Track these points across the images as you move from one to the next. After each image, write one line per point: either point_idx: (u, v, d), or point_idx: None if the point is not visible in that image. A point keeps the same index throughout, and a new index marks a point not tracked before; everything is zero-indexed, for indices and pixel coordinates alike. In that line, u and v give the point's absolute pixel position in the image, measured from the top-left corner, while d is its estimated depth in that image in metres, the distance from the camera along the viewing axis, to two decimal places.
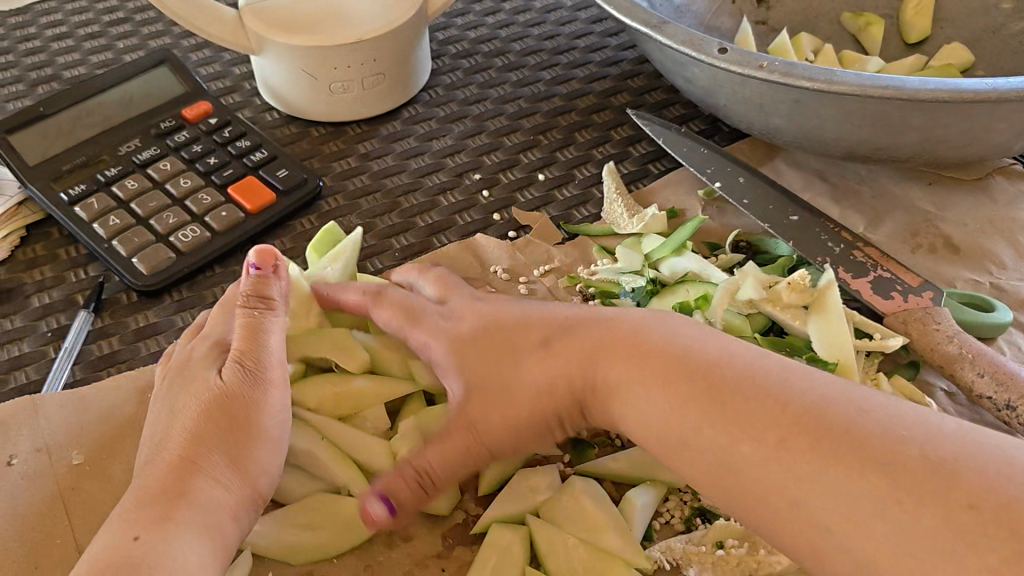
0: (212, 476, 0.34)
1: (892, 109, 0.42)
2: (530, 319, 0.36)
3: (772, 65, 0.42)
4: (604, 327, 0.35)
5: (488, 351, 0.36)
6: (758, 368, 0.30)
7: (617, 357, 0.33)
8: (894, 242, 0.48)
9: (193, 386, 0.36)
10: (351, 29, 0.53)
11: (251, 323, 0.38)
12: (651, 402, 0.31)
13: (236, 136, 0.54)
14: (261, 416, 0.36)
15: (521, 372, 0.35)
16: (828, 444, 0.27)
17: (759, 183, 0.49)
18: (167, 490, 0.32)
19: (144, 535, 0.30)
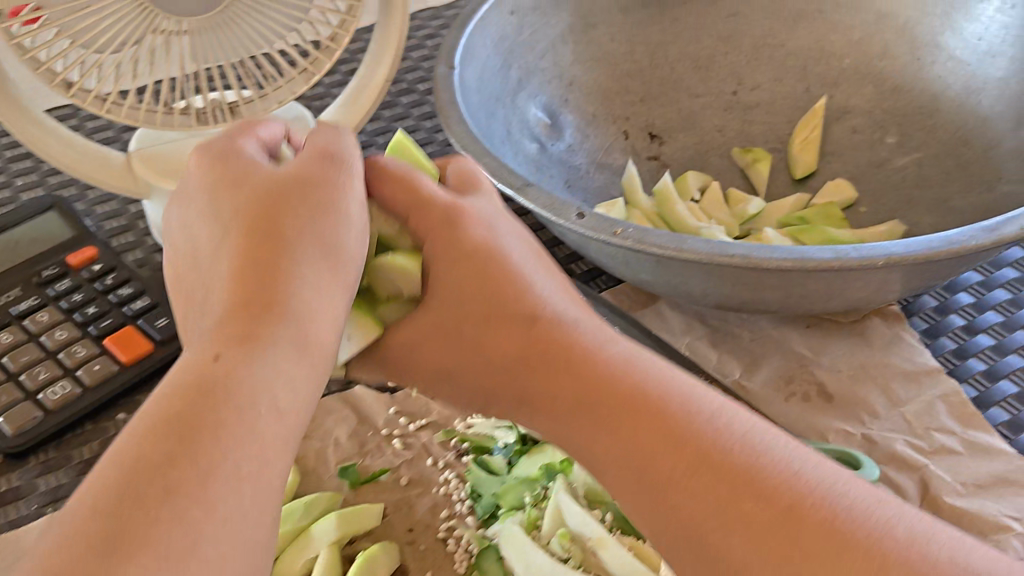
0: (312, 275, 0.28)
1: (746, 274, 0.42)
2: (503, 274, 0.32)
3: (625, 231, 0.42)
4: (580, 331, 0.32)
5: (459, 318, 0.32)
6: (728, 442, 0.29)
7: (578, 374, 0.31)
8: (767, 390, 0.49)
9: (268, 189, 0.30)
10: None
11: (324, 145, 0.32)
12: (659, 454, 0.29)
13: (119, 283, 0.55)
14: (347, 239, 0.30)
15: (488, 342, 0.32)
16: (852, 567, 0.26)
17: (633, 333, 0.49)
18: (255, 302, 0.27)
19: (222, 354, 0.26)
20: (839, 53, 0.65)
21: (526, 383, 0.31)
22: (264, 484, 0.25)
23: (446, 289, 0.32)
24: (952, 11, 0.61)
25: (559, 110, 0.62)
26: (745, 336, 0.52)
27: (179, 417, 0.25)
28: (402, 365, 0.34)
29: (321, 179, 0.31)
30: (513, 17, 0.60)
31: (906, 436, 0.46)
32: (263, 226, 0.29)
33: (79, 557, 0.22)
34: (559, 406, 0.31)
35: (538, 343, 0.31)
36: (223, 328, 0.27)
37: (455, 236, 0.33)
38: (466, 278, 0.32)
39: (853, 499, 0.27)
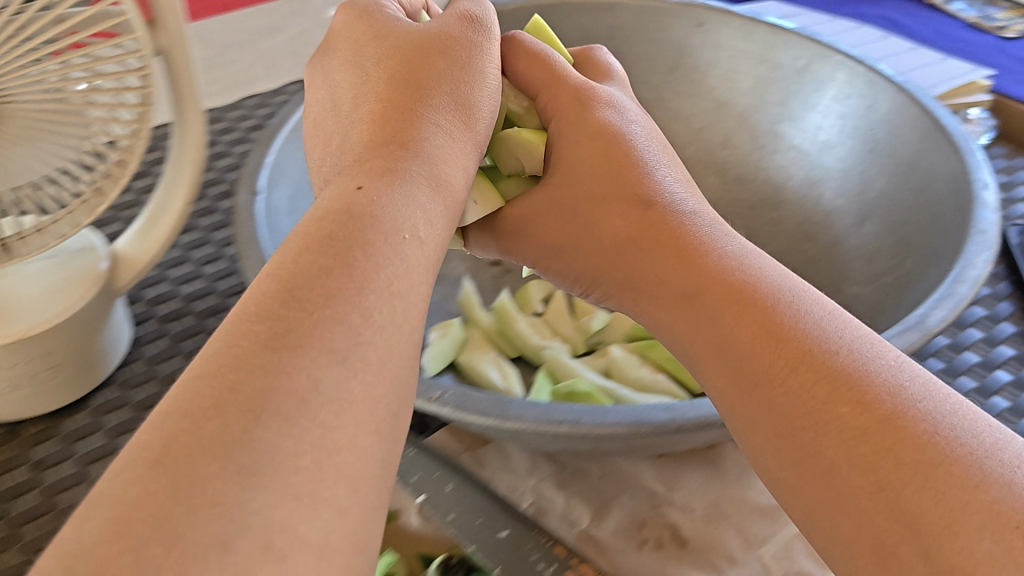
0: (445, 138, 0.34)
1: (579, 442, 0.37)
2: (634, 184, 0.36)
3: (442, 396, 0.38)
4: (700, 229, 0.35)
5: (591, 180, 0.37)
6: (807, 319, 0.30)
7: (675, 254, 0.34)
8: (618, 539, 0.45)
9: (429, 44, 0.36)
10: (16, 324, 0.47)
11: (462, 28, 0.38)
12: (711, 319, 0.32)
13: None
14: (478, 101, 0.36)
15: (604, 218, 0.37)
16: (900, 460, 0.26)
17: (467, 491, 0.44)
18: (392, 142, 0.32)
19: (364, 186, 0.30)
20: (681, 143, 0.64)
21: (648, 267, 0.35)
22: (399, 323, 0.26)
23: (572, 158, 0.38)
24: (789, 99, 0.60)
25: None
26: (594, 473, 0.48)
27: (331, 237, 0.27)
28: (527, 224, 0.39)
29: (461, 42, 0.37)
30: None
31: None
32: (405, 73, 0.35)
33: (237, 353, 0.22)
34: (652, 274, 0.35)
35: (645, 224, 0.35)
36: (383, 139, 0.33)
37: (580, 117, 0.39)
38: (602, 159, 0.37)
39: (924, 390, 0.27)
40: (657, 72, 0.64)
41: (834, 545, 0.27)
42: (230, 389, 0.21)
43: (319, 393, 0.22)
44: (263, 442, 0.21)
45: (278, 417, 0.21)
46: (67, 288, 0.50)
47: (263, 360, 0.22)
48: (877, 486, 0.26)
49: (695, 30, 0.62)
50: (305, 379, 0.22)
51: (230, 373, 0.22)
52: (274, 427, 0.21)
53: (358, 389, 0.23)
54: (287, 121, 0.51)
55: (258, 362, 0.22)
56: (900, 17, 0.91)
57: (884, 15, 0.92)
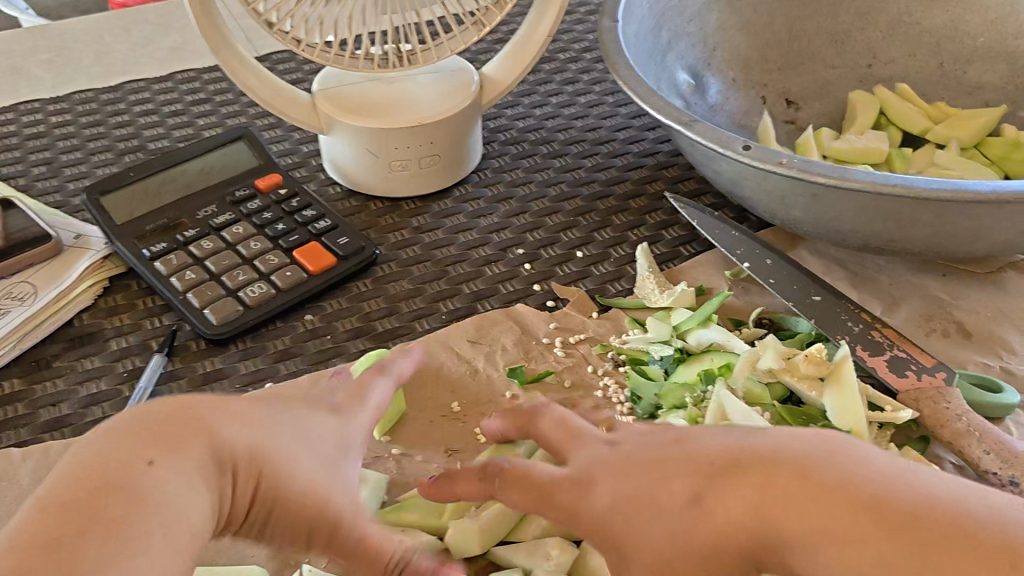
0: (239, 427, 0.31)
1: (904, 205, 0.46)
2: (652, 457, 0.32)
3: (791, 161, 0.47)
4: (730, 462, 0.30)
5: (593, 467, 0.33)
6: (891, 490, 0.27)
7: (732, 497, 0.29)
8: (908, 326, 0.52)
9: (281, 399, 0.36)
10: (412, 113, 0.60)
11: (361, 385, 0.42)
12: (819, 555, 0.27)
13: (302, 206, 0.60)
14: (240, 441, 0.31)
15: (651, 529, 0.30)
16: (971, 532, 0.26)
17: (784, 266, 0.52)
18: (172, 420, 0.30)
19: (157, 460, 0.28)
20: (974, 33, 0.68)
21: (721, 537, 0.29)
22: (189, 505, 0.28)
23: (595, 480, 0.33)
24: None
25: (704, 73, 0.67)
26: (884, 279, 0.55)
27: (167, 428, 0.29)
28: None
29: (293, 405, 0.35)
30: None
31: None
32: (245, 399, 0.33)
33: (77, 481, 0.27)
34: (722, 556, 0.29)
35: (648, 468, 0.31)
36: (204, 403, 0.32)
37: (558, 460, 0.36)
38: (616, 469, 0.32)
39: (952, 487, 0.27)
40: None
41: None
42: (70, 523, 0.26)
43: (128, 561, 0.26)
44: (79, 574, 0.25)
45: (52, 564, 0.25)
46: (451, 94, 0.62)
47: (110, 491, 0.27)
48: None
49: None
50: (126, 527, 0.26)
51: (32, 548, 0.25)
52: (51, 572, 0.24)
53: (199, 512, 0.28)
54: None
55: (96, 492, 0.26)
56: None
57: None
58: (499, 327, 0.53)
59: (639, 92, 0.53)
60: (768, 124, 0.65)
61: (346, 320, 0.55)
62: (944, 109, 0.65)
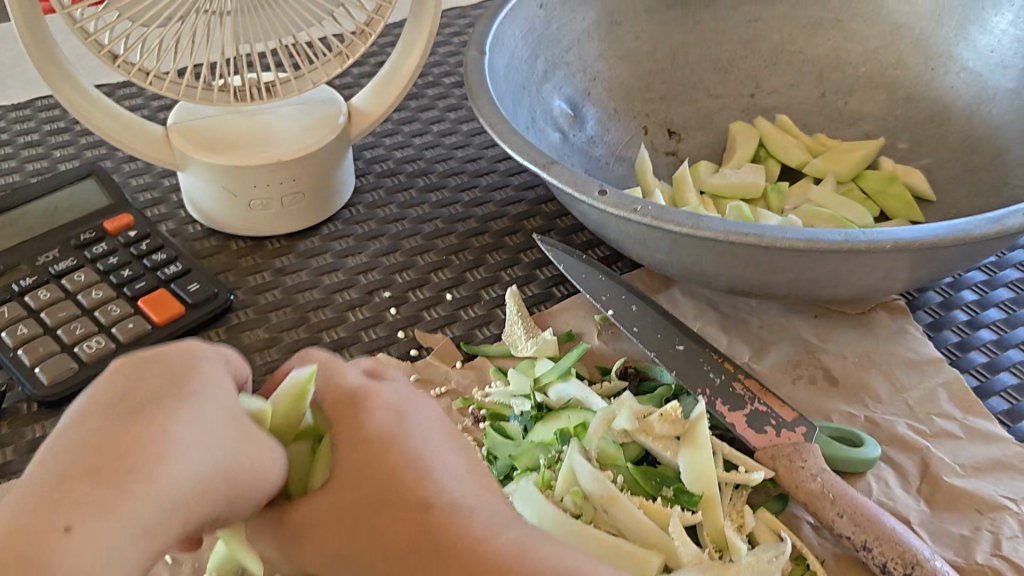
0: (188, 445, 0.27)
1: (762, 254, 0.44)
2: (406, 463, 0.32)
3: (645, 209, 0.45)
4: (449, 495, 0.31)
5: (363, 460, 0.32)
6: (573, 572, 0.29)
7: (433, 539, 0.30)
8: (775, 373, 0.51)
9: (172, 363, 0.30)
10: (269, 151, 0.57)
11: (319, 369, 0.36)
12: None
13: (153, 249, 0.56)
14: (173, 471, 0.26)
15: (365, 528, 0.31)
16: None
17: (650, 312, 0.51)
18: (98, 470, 0.26)
19: (74, 527, 0.24)
20: (855, 62, 0.68)
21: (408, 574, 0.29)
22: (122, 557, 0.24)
23: (345, 480, 0.32)
24: (967, 24, 0.63)
25: (582, 104, 0.65)
26: (755, 322, 0.54)
27: (98, 465, 0.26)
28: (301, 545, 0.31)
29: (194, 372, 0.30)
30: (542, 10, 0.62)
31: (908, 419, 0.48)
32: (138, 400, 0.29)
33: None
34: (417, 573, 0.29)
35: (395, 501, 0.31)
36: (101, 431, 0.27)
37: (359, 417, 0.33)
38: (364, 456, 0.32)
39: None
40: None
41: None
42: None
43: None
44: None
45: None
46: (315, 127, 0.59)
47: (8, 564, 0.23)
48: None
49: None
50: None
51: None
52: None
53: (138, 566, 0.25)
54: (505, 4, 0.59)
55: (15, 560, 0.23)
56: None
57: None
58: None
59: (495, 128, 0.50)
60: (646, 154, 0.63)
61: None
62: (824, 142, 0.65)
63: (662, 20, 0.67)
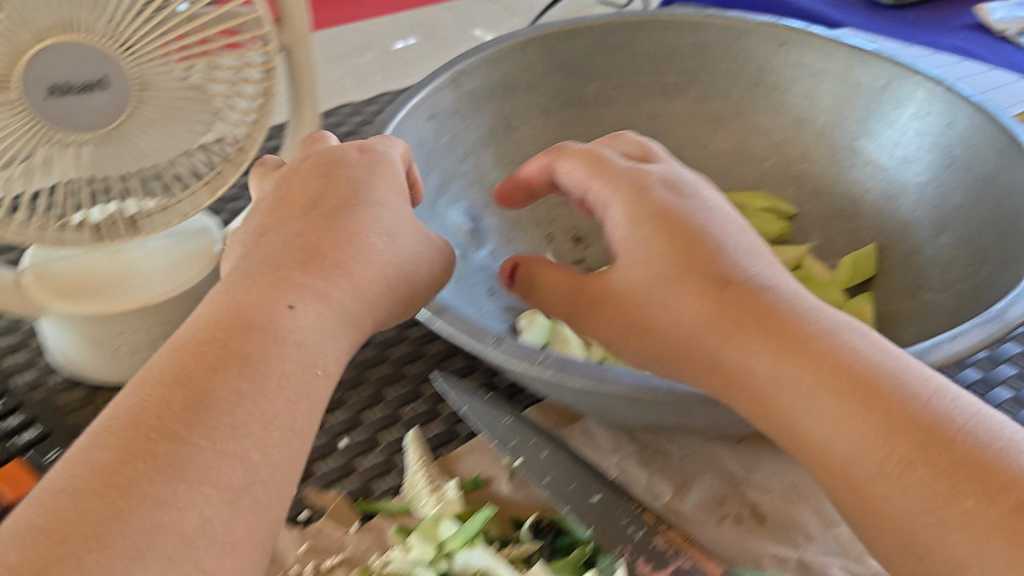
0: (309, 303, 0.38)
1: (680, 407, 0.40)
2: (712, 239, 0.40)
3: (548, 360, 0.40)
4: (788, 307, 0.37)
5: (662, 229, 0.40)
6: (923, 400, 0.33)
7: (775, 332, 0.36)
8: (699, 513, 0.47)
9: (349, 175, 0.45)
10: (139, 294, 0.52)
11: (376, 155, 0.46)
12: (840, 429, 0.33)
13: (10, 412, 0.51)
14: (240, 435, 0.33)
15: (675, 304, 0.38)
16: (931, 452, 0.32)
17: (561, 458, 0.47)
18: (221, 352, 0.35)
19: (293, 302, 0.37)
20: (760, 156, 0.67)
21: (718, 348, 0.37)
22: (320, 350, 0.37)
23: (640, 252, 0.40)
24: (869, 117, 0.62)
25: (482, 215, 0.60)
26: (675, 452, 0.51)
27: (225, 342, 0.35)
28: (569, 295, 0.44)
29: (367, 171, 0.45)
30: None
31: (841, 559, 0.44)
32: (319, 222, 0.42)
33: (198, 354, 0.34)
34: (727, 358, 0.36)
35: (758, 318, 0.36)
36: (296, 228, 0.41)
37: (643, 198, 0.42)
38: (670, 224, 0.41)
39: (958, 414, 0.33)
40: (740, 88, 0.66)
41: (939, 561, 0.31)
42: (129, 473, 0.30)
43: (202, 531, 0.30)
44: (133, 538, 0.28)
45: (229, 425, 0.33)
46: (187, 263, 0.55)
47: (166, 434, 0.31)
48: (903, 474, 0.32)
49: (778, 49, 0.63)
50: (215, 437, 0.32)
51: (90, 498, 0.29)
52: (162, 547, 0.29)
53: (330, 357, 0.38)
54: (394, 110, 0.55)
55: (161, 434, 0.31)
56: (973, 44, 0.82)
57: (971, 27, 0.87)
58: None
59: None
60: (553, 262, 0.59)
61: None
62: None
63: (562, 119, 0.65)
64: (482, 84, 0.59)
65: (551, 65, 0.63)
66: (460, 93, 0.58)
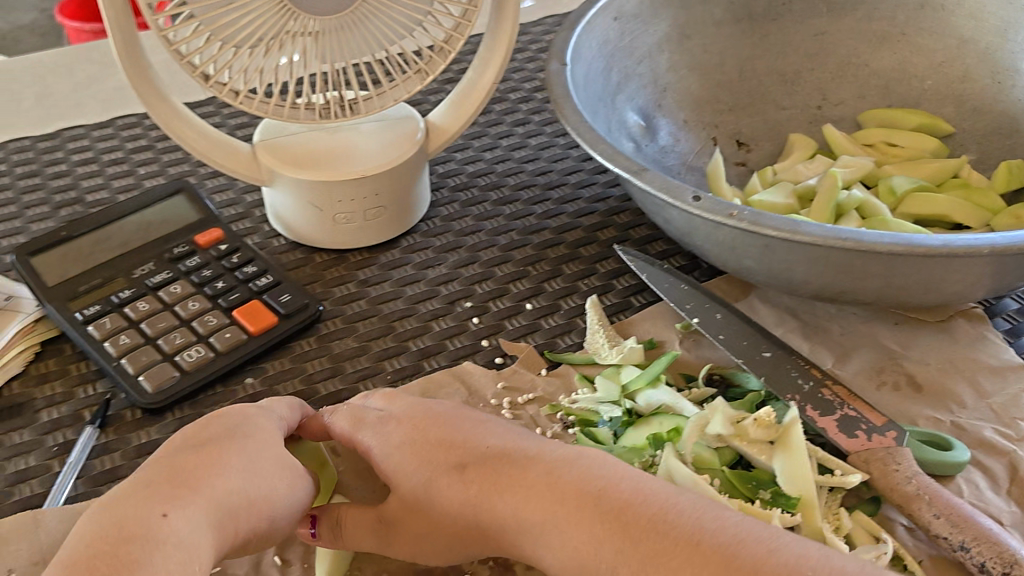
0: (185, 515, 0.36)
1: (859, 258, 0.45)
2: (463, 438, 0.41)
3: (741, 214, 0.46)
4: (529, 457, 0.39)
5: (427, 443, 0.42)
6: (698, 519, 0.35)
7: (519, 487, 0.38)
8: (859, 379, 0.52)
9: (232, 418, 0.42)
10: (354, 165, 0.59)
11: (210, 415, 0.42)
12: (592, 552, 0.35)
13: (244, 261, 0.58)
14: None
15: (505, 507, 0.38)
16: (699, 555, 0.33)
17: (734, 320, 0.52)
18: (110, 543, 0.34)
19: (169, 513, 0.35)
20: (921, 74, 0.70)
21: (518, 537, 0.38)
22: (196, 545, 0.35)
23: (399, 450, 0.42)
24: None
25: (654, 115, 0.66)
26: (836, 329, 0.55)
27: (113, 546, 0.34)
28: (395, 522, 0.42)
29: (244, 420, 0.42)
30: (616, 22, 0.63)
31: (994, 424, 0.48)
32: (163, 485, 0.37)
33: (88, 567, 0.33)
34: (494, 518, 0.38)
35: (478, 470, 0.40)
36: (167, 466, 0.38)
37: (361, 446, 0.43)
38: (438, 442, 0.41)
39: (714, 526, 0.34)
40: (905, 8, 0.69)
41: None
42: None
43: None
44: None
45: None
46: (395, 143, 0.61)
47: None
48: None
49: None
50: None
51: None
52: None
53: (206, 551, 0.35)
54: (582, 16, 0.60)
55: None
56: None
57: None
58: (446, 389, 0.52)
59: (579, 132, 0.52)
60: (720, 161, 0.65)
61: (287, 384, 0.53)
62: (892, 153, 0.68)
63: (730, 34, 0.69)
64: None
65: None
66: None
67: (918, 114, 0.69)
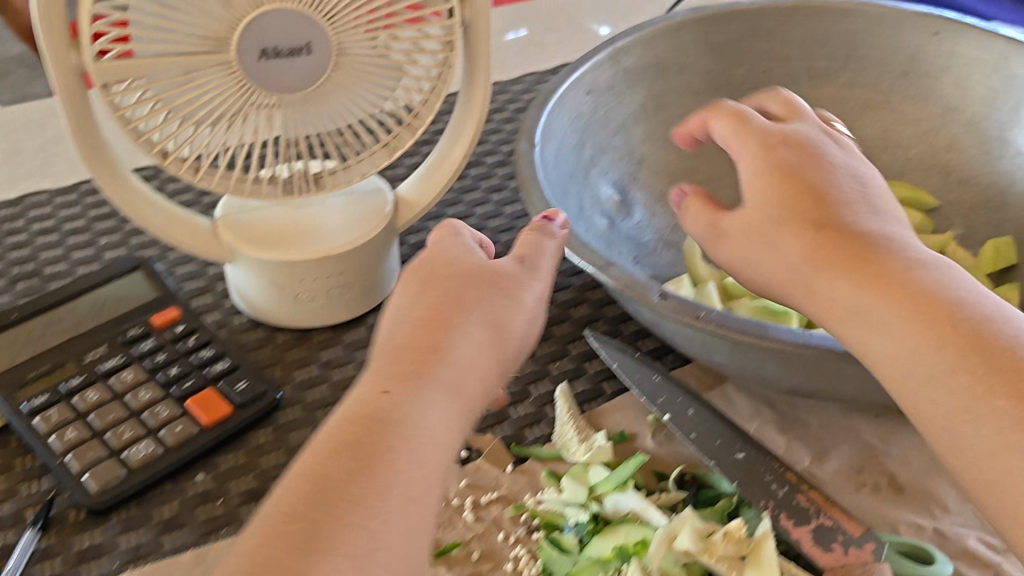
0: (426, 402, 0.37)
1: (830, 363, 0.43)
2: (818, 202, 0.44)
3: (707, 315, 0.44)
4: (891, 251, 0.41)
5: (762, 220, 0.45)
6: (941, 289, 0.39)
7: (876, 277, 0.40)
8: (838, 479, 0.49)
9: (467, 264, 0.45)
10: (318, 244, 0.57)
11: (485, 264, 0.45)
12: (884, 347, 0.39)
13: (200, 344, 0.56)
14: (426, 454, 0.35)
15: (839, 290, 0.41)
16: (965, 339, 0.37)
17: (707, 416, 0.50)
18: (370, 422, 0.36)
19: (390, 390, 0.37)
20: (907, 144, 0.67)
21: (834, 305, 0.41)
22: (443, 437, 0.36)
23: (772, 206, 0.45)
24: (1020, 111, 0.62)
25: (629, 187, 0.65)
26: (814, 422, 0.53)
27: (357, 439, 0.35)
28: (744, 262, 0.46)
29: (460, 257, 0.45)
30: (589, 96, 0.61)
31: (979, 532, 0.46)
32: (410, 360, 0.39)
33: (302, 497, 0.33)
34: (825, 303, 0.42)
35: (854, 261, 0.41)
36: (401, 340, 0.40)
37: (768, 184, 0.46)
38: (798, 195, 0.44)
39: (970, 288, 0.40)
40: (889, 76, 0.67)
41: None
42: (279, 561, 0.30)
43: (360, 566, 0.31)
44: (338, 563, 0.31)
45: (351, 509, 0.32)
46: (362, 219, 0.59)
47: (322, 491, 0.33)
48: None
49: (930, 37, 0.64)
50: (364, 533, 0.32)
51: (268, 538, 0.31)
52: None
53: (447, 434, 0.37)
54: (555, 90, 0.58)
55: (292, 520, 0.32)
56: None
57: None
58: None
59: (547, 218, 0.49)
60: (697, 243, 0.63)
61: (241, 480, 0.51)
62: None
63: (709, 98, 0.68)
64: (639, 62, 0.64)
65: (702, 46, 0.66)
66: (616, 69, 0.63)
67: (901, 185, 0.67)
